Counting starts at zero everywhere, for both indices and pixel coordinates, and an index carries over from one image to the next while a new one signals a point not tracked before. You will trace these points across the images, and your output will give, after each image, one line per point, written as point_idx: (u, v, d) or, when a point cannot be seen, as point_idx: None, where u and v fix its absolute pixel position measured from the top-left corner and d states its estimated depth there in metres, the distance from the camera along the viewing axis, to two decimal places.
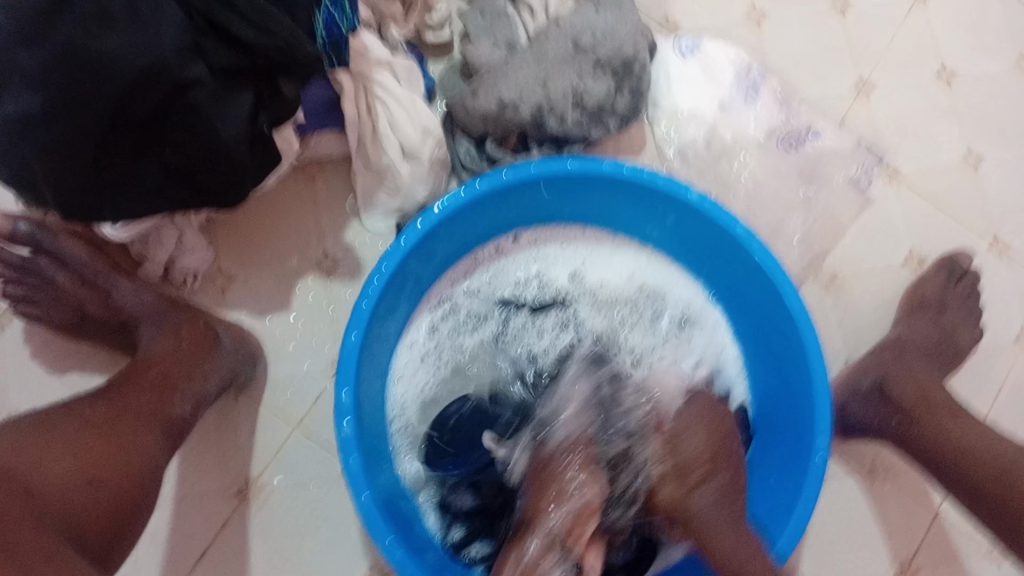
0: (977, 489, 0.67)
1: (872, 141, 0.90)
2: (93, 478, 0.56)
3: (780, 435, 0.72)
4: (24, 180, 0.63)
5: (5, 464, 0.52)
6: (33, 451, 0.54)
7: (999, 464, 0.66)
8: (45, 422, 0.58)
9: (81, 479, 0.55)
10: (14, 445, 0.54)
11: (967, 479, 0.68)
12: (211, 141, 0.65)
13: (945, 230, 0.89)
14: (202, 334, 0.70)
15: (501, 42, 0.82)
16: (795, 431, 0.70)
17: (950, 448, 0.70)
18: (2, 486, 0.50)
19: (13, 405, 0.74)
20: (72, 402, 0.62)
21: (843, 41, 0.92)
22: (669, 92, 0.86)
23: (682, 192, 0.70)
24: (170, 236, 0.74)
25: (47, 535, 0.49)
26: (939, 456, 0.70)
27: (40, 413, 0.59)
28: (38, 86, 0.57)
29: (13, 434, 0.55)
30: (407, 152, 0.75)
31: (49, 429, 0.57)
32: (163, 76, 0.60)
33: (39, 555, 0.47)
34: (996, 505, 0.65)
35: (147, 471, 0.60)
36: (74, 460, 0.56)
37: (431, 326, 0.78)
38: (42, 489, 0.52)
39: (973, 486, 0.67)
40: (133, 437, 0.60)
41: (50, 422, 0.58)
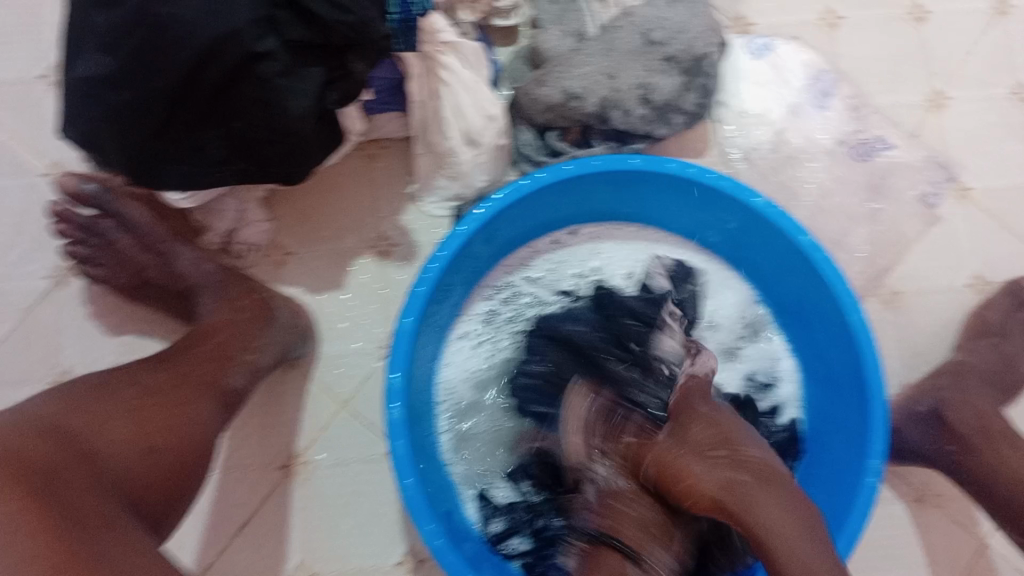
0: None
1: (941, 158, 0.87)
2: (153, 445, 0.57)
3: (833, 454, 0.71)
4: (95, 138, 0.65)
5: (69, 427, 0.53)
6: (90, 416, 0.55)
7: None
8: (105, 387, 0.58)
9: (142, 446, 0.56)
10: (78, 408, 0.55)
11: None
12: (279, 116, 0.64)
13: (1013, 253, 0.86)
14: (259, 311, 0.70)
15: (570, 31, 0.80)
16: (849, 451, 0.68)
17: (1009, 477, 0.70)
18: (66, 448, 0.51)
19: (70, 363, 0.76)
20: (129, 367, 0.62)
21: (919, 50, 0.89)
22: (738, 94, 0.85)
23: (747, 196, 0.69)
24: (233, 207, 0.74)
25: (107, 501, 0.50)
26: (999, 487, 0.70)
27: (101, 375, 0.60)
28: (112, 47, 0.59)
29: (77, 397, 0.56)
30: (470, 138, 0.74)
31: (109, 394, 0.58)
32: (234, 46, 0.59)
33: (97, 519, 0.49)
34: None
35: (204, 440, 0.60)
36: (130, 426, 0.56)
37: (484, 314, 0.77)
38: (106, 453, 0.54)
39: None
40: (191, 406, 0.61)
41: (110, 387, 0.59)
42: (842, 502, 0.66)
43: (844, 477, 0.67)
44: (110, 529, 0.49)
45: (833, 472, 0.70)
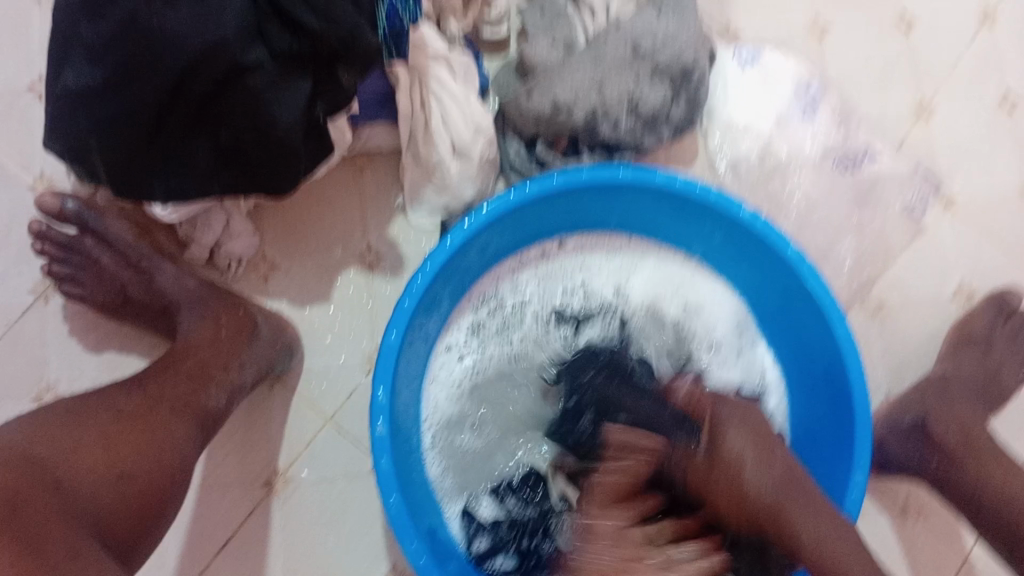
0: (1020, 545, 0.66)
1: (928, 168, 0.87)
2: (124, 472, 0.56)
3: (816, 467, 0.71)
4: (81, 150, 0.65)
5: (40, 455, 0.53)
6: (67, 442, 0.55)
7: None
8: (78, 413, 0.58)
9: (112, 473, 0.56)
10: (48, 436, 0.55)
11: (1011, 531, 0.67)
12: (266, 126, 0.64)
13: (996, 265, 0.87)
14: (242, 324, 0.69)
15: (559, 42, 0.79)
16: (832, 464, 0.68)
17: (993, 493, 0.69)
18: (32, 476, 0.51)
19: (53, 378, 0.76)
20: (107, 389, 0.62)
21: (906, 62, 0.89)
22: (726, 102, 0.84)
23: (734, 209, 0.69)
24: (218, 220, 0.74)
25: (73, 531, 0.50)
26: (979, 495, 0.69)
27: (77, 400, 0.60)
28: (98, 58, 0.59)
29: (48, 425, 0.56)
30: (458, 149, 0.74)
31: (81, 421, 0.58)
32: (222, 58, 0.59)
33: (65, 551, 0.48)
34: None
35: (180, 464, 0.60)
36: (102, 455, 0.56)
37: (472, 326, 0.77)
38: (74, 482, 0.53)
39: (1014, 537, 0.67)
40: (167, 429, 0.61)
41: (84, 414, 0.58)
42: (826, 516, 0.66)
43: (825, 490, 0.68)
44: (77, 561, 0.48)
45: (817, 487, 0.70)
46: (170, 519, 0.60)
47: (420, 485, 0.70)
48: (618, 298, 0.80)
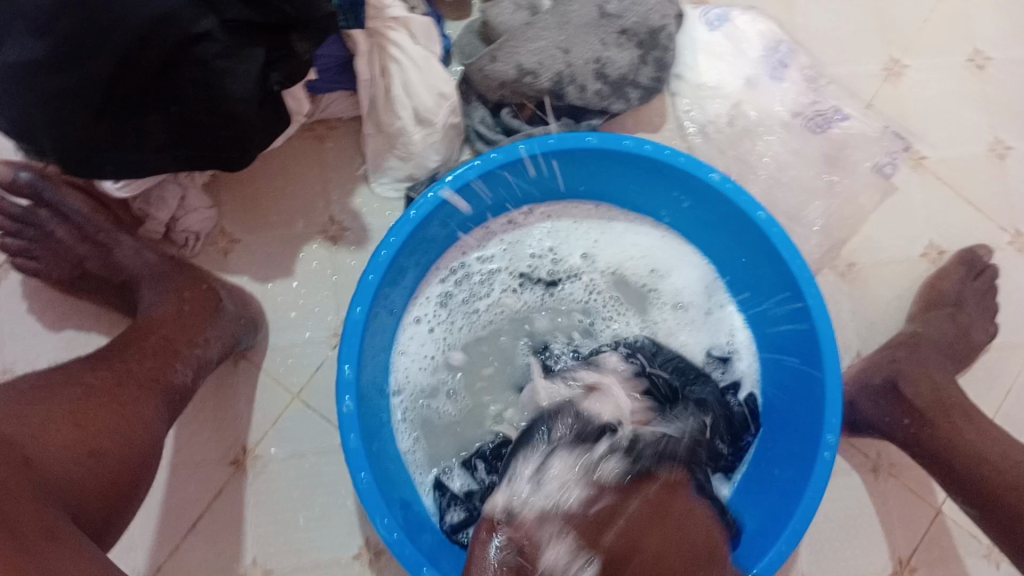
0: (997, 504, 0.67)
1: (897, 127, 0.87)
2: (93, 450, 0.55)
3: (788, 431, 0.71)
4: (22, 127, 0.61)
5: (4, 434, 0.51)
6: (35, 419, 0.53)
7: (1015, 476, 0.67)
8: (45, 387, 0.57)
9: (81, 451, 0.54)
10: (15, 411, 0.53)
11: (987, 493, 0.68)
12: (221, 100, 0.62)
13: (967, 222, 0.86)
14: (206, 298, 0.68)
15: (524, 3, 0.78)
16: (805, 425, 0.68)
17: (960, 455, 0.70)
18: (1, 457, 0.49)
19: (8, 359, 0.73)
20: (70, 364, 0.60)
21: (874, 19, 0.89)
22: (694, 67, 0.84)
23: (703, 172, 0.68)
24: (174, 195, 0.72)
25: (47, 509, 0.49)
26: (950, 457, 0.70)
27: (40, 375, 0.58)
28: (38, 32, 0.54)
29: (13, 401, 0.54)
30: (421, 117, 0.73)
31: (48, 394, 0.56)
32: (174, 29, 0.56)
33: (40, 528, 0.47)
34: (1010, 521, 0.67)
35: (148, 443, 0.59)
36: (73, 430, 0.54)
37: (441, 296, 0.76)
38: (43, 460, 0.52)
39: (989, 498, 0.68)
40: (135, 405, 0.59)
41: (50, 387, 0.57)
42: (799, 476, 0.66)
43: (800, 451, 0.68)
44: (56, 540, 0.48)
45: (789, 448, 0.70)
46: (141, 497, 0.59)
47: (389, 456, 0.69)
48: (588, 265, 0.78)
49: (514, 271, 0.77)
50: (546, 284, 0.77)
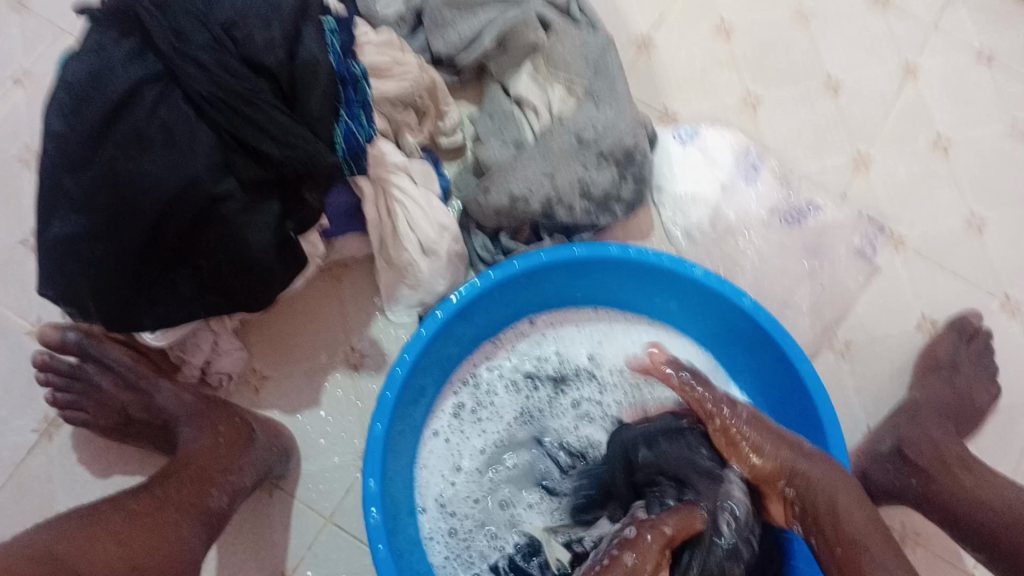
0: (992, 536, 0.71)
1: (872, 213, 0.93)
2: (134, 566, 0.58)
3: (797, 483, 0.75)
4: (70, 295, 0.68)
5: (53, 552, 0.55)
6: (83, 540, 0.57)
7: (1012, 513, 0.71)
8: (93, 514, 0.61)
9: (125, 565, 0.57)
10: (65, 536, 0.57)
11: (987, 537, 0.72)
12: (235, 243, 0.68)
13: (954, 294, 0.91)
14: (238, 431, 0.73)
15: (510, 141, 0.88)
16: None
17: (965, 501, 0.74)
18: (102, 520, 0.60)
19: (51, 495, 0.79)
20: (117, 495, 0.65)
21: (837, 118, 0.96)
22: (671, 178, 0.90)
23: (687, 269, 0.74)
24: (206, 339, 0.78)
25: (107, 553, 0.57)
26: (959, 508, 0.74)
27: (87, 507, 0.62)
28: (82, 208, 0.64)
29: (65, 530, 0.58)
30: (426, 248, 0.80)
31: (97, 520, 0.60)
32: (197, 193, 0.65)
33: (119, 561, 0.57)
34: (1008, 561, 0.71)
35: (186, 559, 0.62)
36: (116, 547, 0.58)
37: (457, 408, 0.80)
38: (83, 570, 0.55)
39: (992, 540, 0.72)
40: (171, 526, 0.63)
41: (97, 515, 0.61)
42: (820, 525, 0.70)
43: None
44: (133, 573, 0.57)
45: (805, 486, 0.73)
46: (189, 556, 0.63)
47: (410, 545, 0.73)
48: (589, 363, 0.83)
49: (522, 374, 0.82)
50: (552, 381, 0.82)
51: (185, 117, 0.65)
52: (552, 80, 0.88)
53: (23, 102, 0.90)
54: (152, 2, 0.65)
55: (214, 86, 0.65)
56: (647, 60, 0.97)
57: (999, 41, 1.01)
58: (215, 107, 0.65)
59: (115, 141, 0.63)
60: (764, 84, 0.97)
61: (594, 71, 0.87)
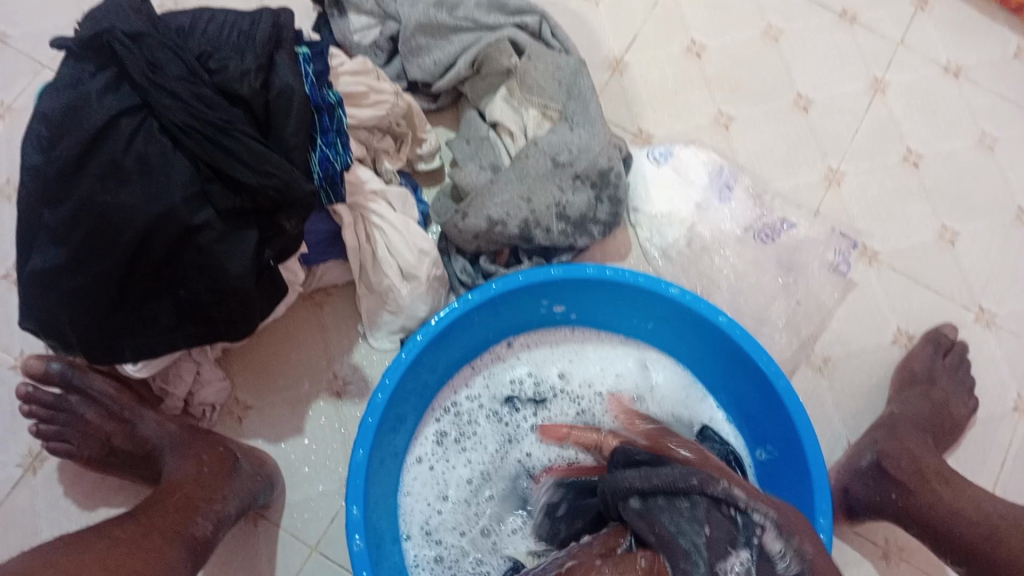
0: (972, 549, 0.72)
1: (846, 228, 0.94)
2: None
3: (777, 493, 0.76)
4: (51, 327, 0.68)
5: (41, 574, 0.53)
6: (68, 564, 0.55)
7: (991, 525, 0.72)
8: (76, 540, 0.59)
9: None
10: (49, 560, 0.55)
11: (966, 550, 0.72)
12: (213, 272, 0.68)
13: (928, 306, 0.92)
14: (222, 459, 0.74)
15: (486, 165, 0.88)
16: (793, 485, 0.73)
17: (944, 514, 0.74)
18: (85, 546, 0.58)
19: (35, 530, 0.79)
20: (101, 524, 0.63)
21: (808, 135, 0.98)
22: (647, 198, 0.92)
23: (662, 288, 0.75)
24: (189, 370, 0.78)
25: (90, 571, 0.55)
26: (937, 520, 0.74)
27: (72, 534, 0.60)
28: (60, 240, 0.65)
29: (50, 553, 0.56)
30: (406, 274, 0.81)
31: (81, 545, 0.58)
32: (175, 223, 0.66)
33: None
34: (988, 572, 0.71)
35: None
36: (102, 565, 0.56)
37: (438, 433, 0.81)
38: None
39: (970, 552, 0.72)
40: (161, 551, 0.61)
41: (80, 540, 0.59)
42: None
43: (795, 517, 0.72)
44: None
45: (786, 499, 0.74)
46: None
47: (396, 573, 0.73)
48: (567, 384, 0.84)
49: (502, 397, 0.83)
50: (532, 403, 0.83)
51: (162, 148, 0.66)
52: (527, 103, 0.89)
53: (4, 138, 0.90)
54: (127, 35, 0.65)
55: (190, 116, 0.65)
56: (620, 83, 0.98)
57: (966, 56, 1.03)
58: (189, 137, 0.66)
59: (91, 173, 0.64)
60: (736, 103, 0.99)
61: (568, 93, 0.88)
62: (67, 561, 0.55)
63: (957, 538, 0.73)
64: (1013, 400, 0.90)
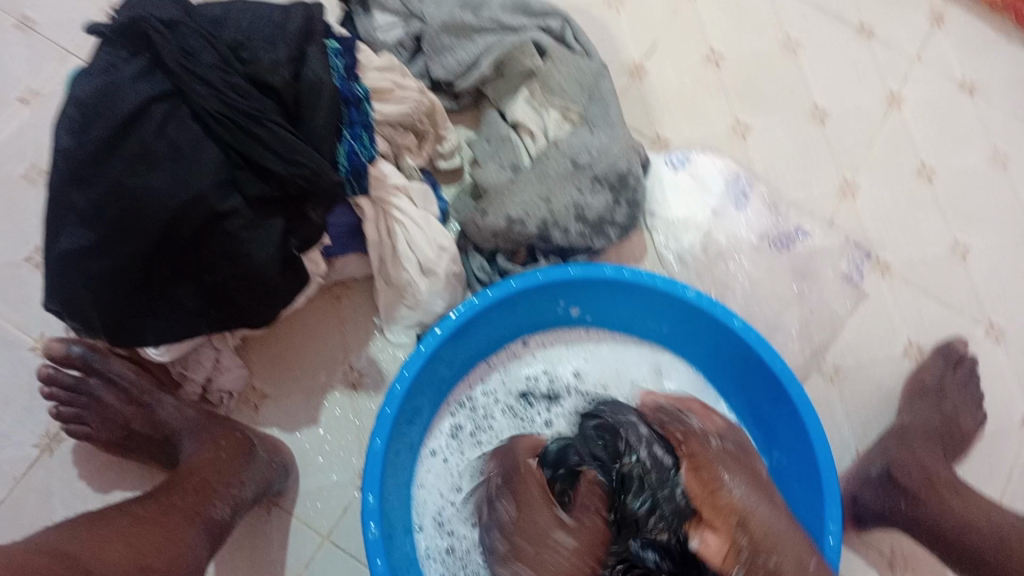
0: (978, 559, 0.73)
1: (859, 239, 0.95)
2: (144, 566, 0.57)
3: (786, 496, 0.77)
4: (75, 307, 0.68)
5: (66, 549, 0.54)
6: (93, 541, 0.56)
7: (1000, 534, 0.73)
8: (98, 518, 0.60)
9: (135, 566, 0.56)
10: (74, 536, 0.56)
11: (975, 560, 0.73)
12: (237, 258, 0.70)
13: (939, 320, 0.93)
14: (239, 444, 0.74)
15: (506, 164, 0.89)
16: (803, 490, 0.74)
17: (954, 524, 0.75)
18: (104, 523, 0.59)
19: (50, 510, 0.79)
20: (121, 503, 0.64)
21: (824, 146, 0.99)
22: (664, 204, 0.92)
23: (680, 291, 0.76)
24: (208, 357, 0.79)
25: (113, 548, 0.57)
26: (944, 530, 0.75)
27: (93, 512, 0.62)
28: (89, 222, 0.65)
29: (74, 531, 0.57)
30: (425, 269, 0.82)
31: (103, 522, 0.60)
32: (203, 209, 0.67)
33: (131, 561, 0.57)
34: None
35: (192, 566, 0.61)
36: (125, 549, 0.57)
37: (453, 428, 0.81)
38: (96, 567, 0.54)
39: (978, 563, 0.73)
40: (179, 532, 0.63)
41: (102, 518, 0.60)
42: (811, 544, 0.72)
43: (805, 519, 0.73)
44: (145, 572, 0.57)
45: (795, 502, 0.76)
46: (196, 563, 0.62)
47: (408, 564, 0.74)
48: (582, 383, 0.85)
49: (517, 393, 0.84)
50: (547, 400, 0.83)
51: (193, 135, 0.67)
52: (548, 105, 0.90)
53: (27, 122, 0.91)
54: (162, 22, 0.66)
55: (222, 104, 0.67)
56: (639, 88, 0.99)
57: (980, 73, 1.04)
58: (221, 124, 0.67)
59: (122, 157, 0.65)
60: (753, 112, 1.00)
61: (589, 97, 0.89)
62: (92, 539, 0.57)
63: (964, 547, 0.74)
64: (1019, 415, 0.91)
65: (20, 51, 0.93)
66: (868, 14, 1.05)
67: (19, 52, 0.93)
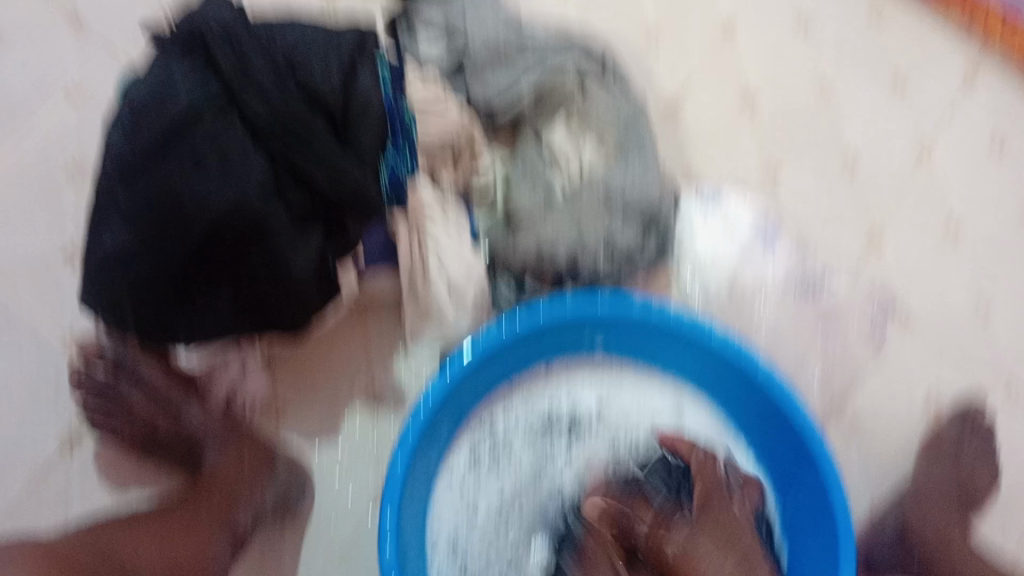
0: None
1: (885, 287, 0.97)
2: (175, 566, 0.67)
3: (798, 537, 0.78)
4: (111, 299, 0.70)
5: (108, 550, 0.65)
6: (127, 545, 0.66)
7: None
8: (129, 522, 0.69)
9: (166, 566, 0.67)
10: (110, 540, 0.66)
11: None
12: (277, 265, 0.71)
13: (955, 375, 0.94)
14: (261, 458, 0.78)
15: (540, 189, 0.88)
16: (816, 532, 0.75)
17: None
18: (135, 526, 0.69)
19: (75, 501, 0.82)
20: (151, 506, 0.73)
21: (853, 194, 1.00)
22: (693, 246, 0.91)
23: (706, 333, 0.77)
24: (235, 366, 0.79)
25: (144, 550, 0.66)
26: None
27: (127, 515, 0.71)
28: (132, 220, 0.67)
29: (111, 532, 0.67)
30: (453, 290, 0.82)
31: (133, 526, 0.69)
32: (246, 215, 0.68)
33: (161, 562, 0.66)
34: None
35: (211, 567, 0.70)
36: (155, 553, 0.67)
37: (471, 449, 0.82)
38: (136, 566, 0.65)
39: None
40: (201, 537, 0.71)
41: (133, 523, 0.69)
42: None
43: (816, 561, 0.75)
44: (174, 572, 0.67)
45: (807, 544, 0.76)
46: (217, 563, 0.72)
47: None
48: (601, 413, 0.85)
49: (537, 420, 0.84)
50: (566, 428, 0.84)
51: (242, 144, 0.67)
52: (584, 134, 0.90)
53: (68, 119, 0.91)
54: (220, 30, 0.68)
55: (273, 116, 0.68)
56: (673, 124, 1.00)
57: (1017, 129, 1.03)
58: (269, 134, 0.68)
59: (171, 161, 0.66)
60: (785, 155, 1.00)
61: (625, 130, 0.90)
62: (126, 542, 0.66)
63: None
64: None
65: (63, 40, 0.92)
66: (910, 59, 1.04)
67: (63, 42, 0.92)
